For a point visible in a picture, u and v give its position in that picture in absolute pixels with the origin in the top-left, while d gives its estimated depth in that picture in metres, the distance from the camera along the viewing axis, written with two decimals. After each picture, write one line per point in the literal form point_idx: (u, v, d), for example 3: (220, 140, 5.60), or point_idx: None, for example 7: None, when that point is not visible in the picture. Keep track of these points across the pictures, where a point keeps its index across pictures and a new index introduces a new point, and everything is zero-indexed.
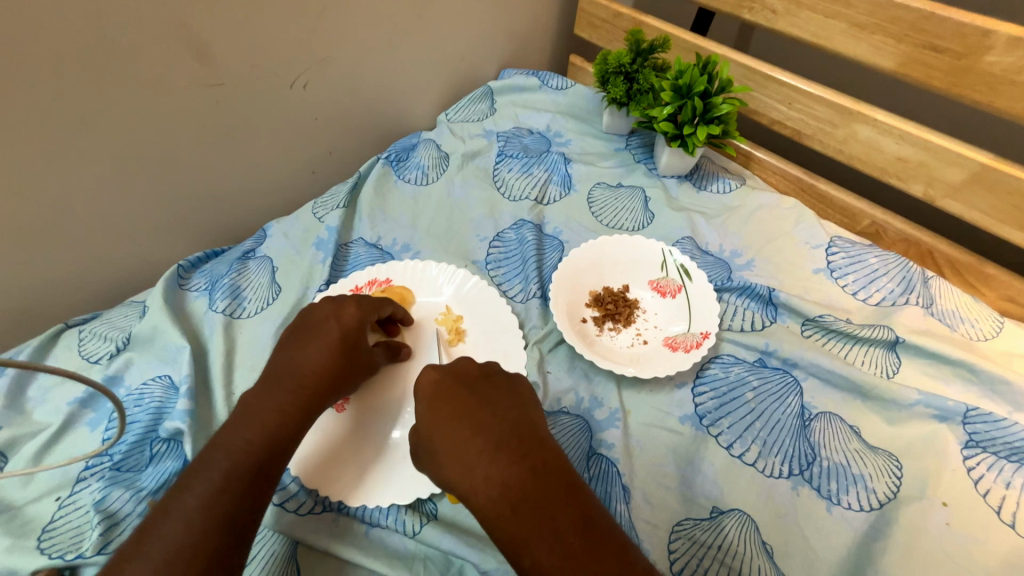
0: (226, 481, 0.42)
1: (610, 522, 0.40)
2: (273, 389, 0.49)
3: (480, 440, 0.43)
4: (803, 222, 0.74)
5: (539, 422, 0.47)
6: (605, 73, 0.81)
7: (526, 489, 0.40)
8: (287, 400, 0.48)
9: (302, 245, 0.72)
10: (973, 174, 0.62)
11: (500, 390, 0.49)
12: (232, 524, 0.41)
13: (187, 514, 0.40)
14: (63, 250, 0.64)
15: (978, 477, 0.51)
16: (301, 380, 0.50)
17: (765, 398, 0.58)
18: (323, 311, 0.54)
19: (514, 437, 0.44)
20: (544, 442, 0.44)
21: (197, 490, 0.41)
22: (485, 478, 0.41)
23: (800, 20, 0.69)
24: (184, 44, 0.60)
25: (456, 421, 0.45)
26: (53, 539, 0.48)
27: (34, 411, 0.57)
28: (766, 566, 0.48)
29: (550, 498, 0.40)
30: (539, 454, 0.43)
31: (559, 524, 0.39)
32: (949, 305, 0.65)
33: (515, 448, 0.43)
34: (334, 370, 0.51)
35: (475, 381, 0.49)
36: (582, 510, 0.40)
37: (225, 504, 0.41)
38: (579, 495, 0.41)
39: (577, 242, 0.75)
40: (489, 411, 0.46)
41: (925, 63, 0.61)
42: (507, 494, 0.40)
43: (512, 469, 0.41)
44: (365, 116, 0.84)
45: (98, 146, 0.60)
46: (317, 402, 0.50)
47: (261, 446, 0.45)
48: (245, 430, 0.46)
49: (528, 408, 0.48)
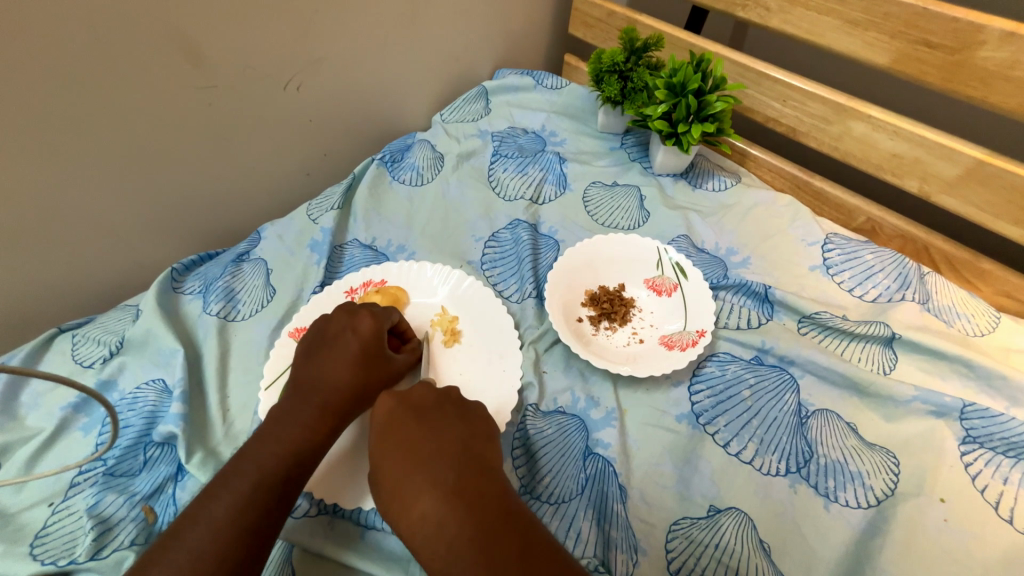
0: (254, 492, 0.43)
1: (550, 546, 0.40)
2: (299, 406, 0.49)
3: (421, 475, 0.43)
4: (798, 219, 0.74)
5: (487, 451, 0.47)
6: (599, 72, 0.81)
7: (459, 525, 0.40)
8: (314, 417, 0.48)
9: (296, 247, 0.72)
10: (967, 170, 0.62)
11: (447, 420, 0.48)
12: (257, 534, 0.41)
13: (214, 524, 0.40)
14: (56, 254, 0.64)
15: (975, 472, 0.51)
16: (326, 395, 0.50)
17: (762, 396, 0.58)
18: (340, 324, 0.55)
19: (454, 472, 0.43)
20: (487, 474, 0.44)
21: (226, 500, 0.42)
22: (422, 516, 0.42)
23: (793, 17, 0.68)
24: (176, 47, 0.60)
25: (400, 457, 0.45)
26: (46, 545, 0.47)
27: (27, 417, 0.56)
28: (764, 564, 0.47)
29: (487, 530, 0.40)
30: (478, 486, 0.43)
31: (494, 555, 0.38)
32: (945, 300, 0.64)
33: (453, 483, 0.43)
34: (359, 384, 0.51)
35: (427, 411, 0.49)
36: (518, 537, 0.40)
37: (251, 516, 0.41)
38: (518, 523, 0.41)
39: (572, 241, 0.75)
40: (433, 443, 0.46)
41: (918, 58, 0.61)
42: (441, 532, 0.40)
43: (448, 505, 0.41)
44: (359, 116, 0.84)
45: (91, 149, 0.60)
46: (343, 416, 0.50)
47: (289, 460, 0.45)
48: (271, 444, 0.46)
49: (477, 438, 0.47)
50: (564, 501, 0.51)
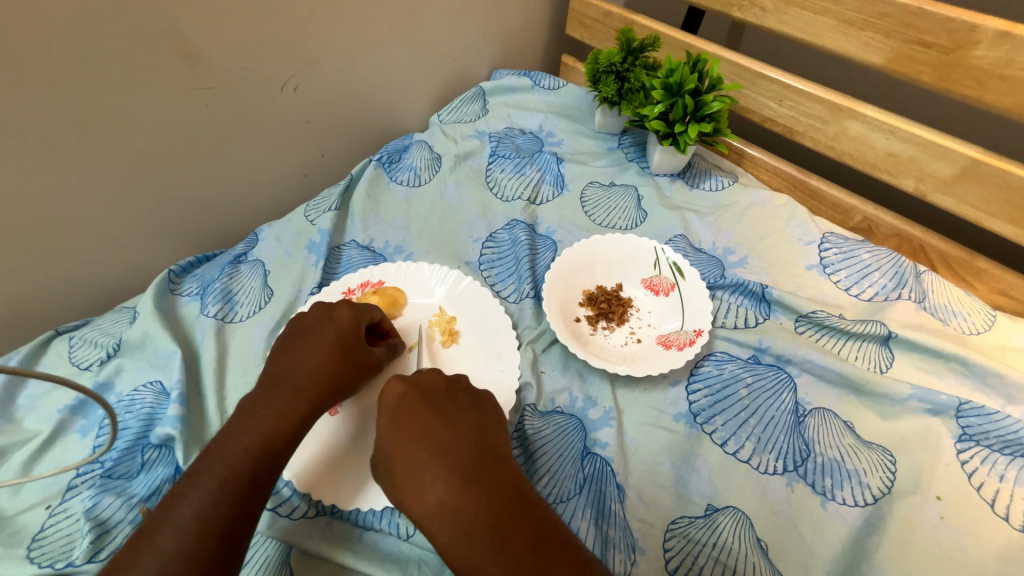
0: (222, 488, 0.42)
1: (564, 537, 0.40)
2: (273, 393, 0.49)
3: (437, 462, 0.43)
4: (795, 219, 0.74)
5: (499, 442, 0.47)
6: (596, 72, 0.81)
7: (478, 513, 0.40)
8: (287, 404, 0.48)
9: (294, 248, 0.72)
10: (963, 169, 0.63)
11: (461, 408, 0.48)
12: (228, 530, 0.41)
13: (182, 523, 0.40)
14: (53, 256, 0.64)
15: (972, 470, 0.51)
16: (300, 382, 0.50)
17: (759, 394, 0.58)
18: (318, 313, 0.55)
19: (471, 460, 0.44)
20: (501, 463, 0.44)
21: (193, 500, 0.41)
22: (438, 502, 0.42)
23: (789, 17, 0.69)
24: (172, 49, 0.60)
25: (415, 443, 0.45)
26: (42, 549, 0.47)
27: (24, 420, 0.56)
28: (761, 563, 0.47)
29: (504, 518, 0.40)
30: (494, 475, 0.43)
31: (512, 543, 0.39)
32: (941, 299, 0.65)
33: (469, 471, 0.43)
34: (334, 371, 0.51)
35: (440, 399, 0.48)
36: (534, 527, 0.40)
37: (220, 512, 0.41)
38: (534, 512, 0.41)
39: (570, 241, 0.75)
40: (447, 431, 0.46)
41: (913, 58, 0.61)
42: (457, 518, 0.40)
43: (465, 494, 0.41)
44: (356, 117, 0.84)
45: (88, 151, 0.60)
46: (317, 404, 0.50)
47: (257, 453, 0.45)
48: (240, 436, 0.46)
49: (490, 428, 0.48)
50: (564, 500, 0.51)
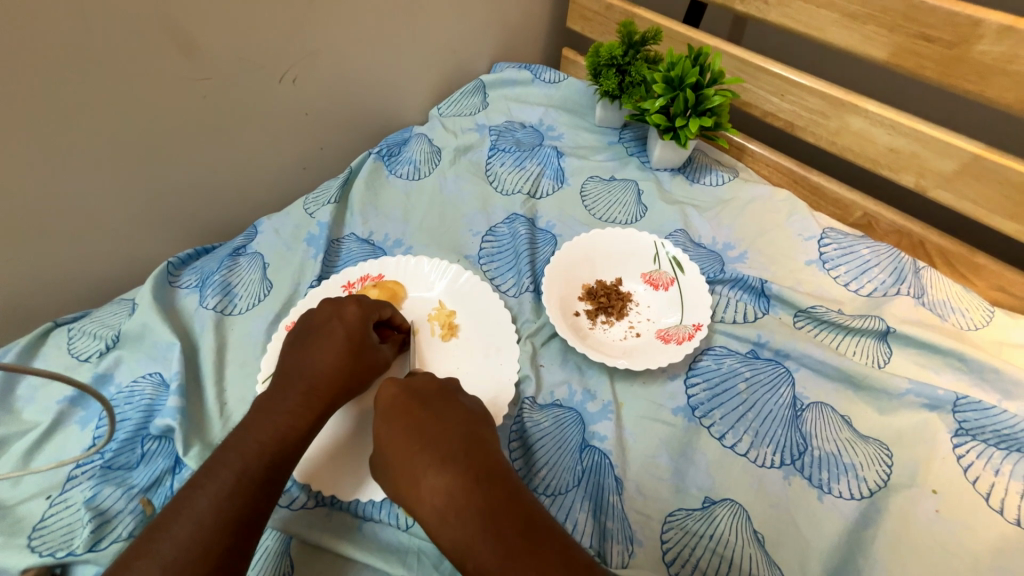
0: (238, 482, 0.43)
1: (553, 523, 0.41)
2: (284, 392, 0.49)
3: (428, 452, 0.44)
4: (795, 213, 0.74)
5: (488, 435, 0.47)
6: (597, 65, 0.81)
7: (470, 499, 0.40)
8: (299, 402, 0.49)
9: (293, 241, 0.72)
10: (963, 164, 0.63)
11: (450, 403, 0.48)
12: (241, 526, 0.41)
13: (196, 515, 0.40)
14: (50, 247, 0.64)
15: (967, 464, 0.52)
16: (312, 381, 0.50)
17: (757, 388, 0.58)
18: (325, 313, 0.55)
19: (461, 450, 0.44)
20: (491, 454, 0.44)
21: (209, 492, 0.42)
22: (431, 490, 0.42)
23: (792, 10, 0.68)
24: (171, 38, 0.59)
25: (407, 436, 0.45)
26: (43, 538, 0.47)
27: (23, 411, 0.56)
28: (758, 555, 0.48)
29: (496, 504, 0.40)
30: (485, 464, 0.43)
31: (503, 527, 0.39)
32: (940, 295, 0.65)
33: (461, 459, 0.43)
34: (344, 371, 0.51)
35: (431, 396, 0.49)
36: (524, 512, 0.40)
37: (237, 505, 0.42)
38: (524, 498, 0.41)
39: (569, 236, 0.75)
40: (438, 423, 0.46)
41: (916, 53, 0.61)
42: (451, 505, 0.41)
43: (457, 482, 0.41)
44: (355, 109, 0.83)
45: (86, 141, 0.60)
46: (329, 403, 0.50)
47: (271, 448, 0.45)
48: (255, 431, 0.46)
49: (478, 423, 0.48)
50: (562, 493, 0.51)
